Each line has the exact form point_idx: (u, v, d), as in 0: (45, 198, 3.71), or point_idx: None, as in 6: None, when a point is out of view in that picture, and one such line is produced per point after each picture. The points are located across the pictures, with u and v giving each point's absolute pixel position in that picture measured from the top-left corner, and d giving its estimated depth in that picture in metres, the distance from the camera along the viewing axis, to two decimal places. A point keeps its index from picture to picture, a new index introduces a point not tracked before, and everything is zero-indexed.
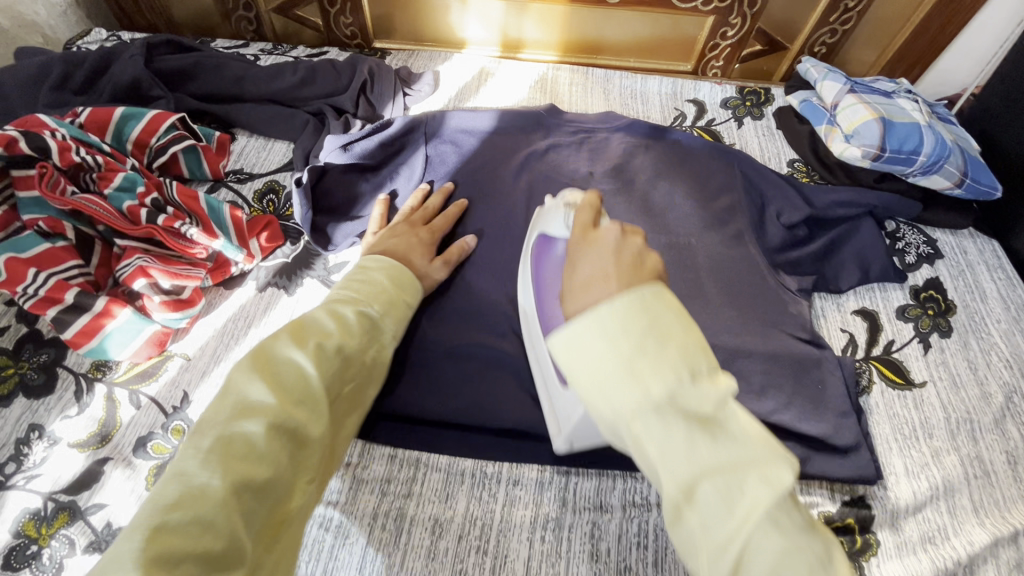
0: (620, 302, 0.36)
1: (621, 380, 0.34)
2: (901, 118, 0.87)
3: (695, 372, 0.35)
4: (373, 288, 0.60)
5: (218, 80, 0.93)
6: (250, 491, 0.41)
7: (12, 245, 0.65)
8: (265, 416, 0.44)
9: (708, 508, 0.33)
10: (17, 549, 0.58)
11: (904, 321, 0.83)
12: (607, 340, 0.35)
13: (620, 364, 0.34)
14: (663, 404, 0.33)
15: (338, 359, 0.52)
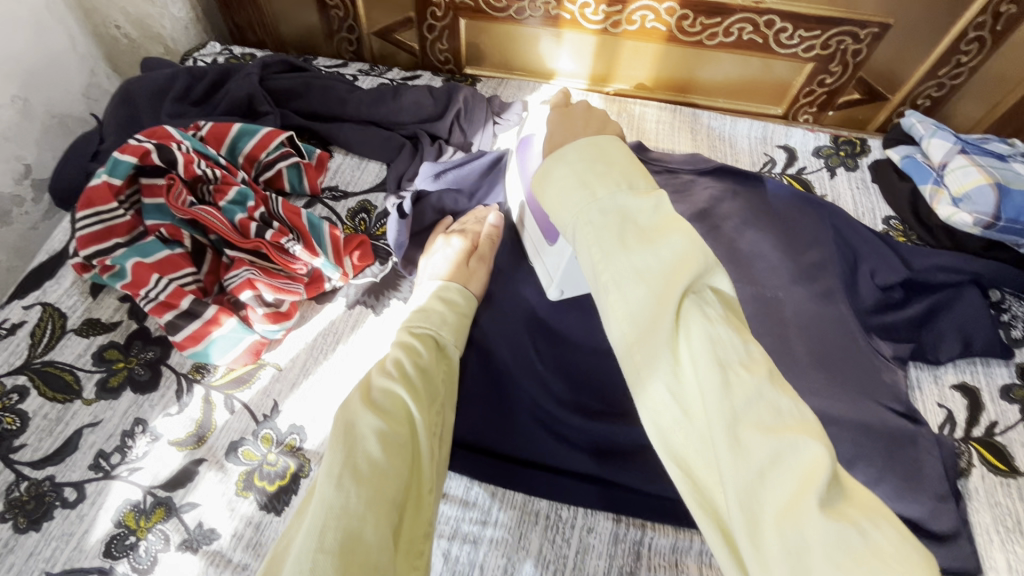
0: (581, 142, 0.49)
1: (579, 188, 0.46)
2: (1018, 185, 0.83)
3: (633, 186, 0.45)
4: (431, 315, 0.67)
5: (322, 100, 0.98)
6: (388, 504, 0.46)
7: (137, 250, 0.70)
8: (376, 427, 0.51)
9: (696, 367, 0.38)
10: (117, 538, 0.61)
11: (1009, 401, 0.78)
12: (583, 186, 0.46)
13: (580, 181, 0.46)
14: (609, 204, 0.44)
15: (422, 376, 0.59)
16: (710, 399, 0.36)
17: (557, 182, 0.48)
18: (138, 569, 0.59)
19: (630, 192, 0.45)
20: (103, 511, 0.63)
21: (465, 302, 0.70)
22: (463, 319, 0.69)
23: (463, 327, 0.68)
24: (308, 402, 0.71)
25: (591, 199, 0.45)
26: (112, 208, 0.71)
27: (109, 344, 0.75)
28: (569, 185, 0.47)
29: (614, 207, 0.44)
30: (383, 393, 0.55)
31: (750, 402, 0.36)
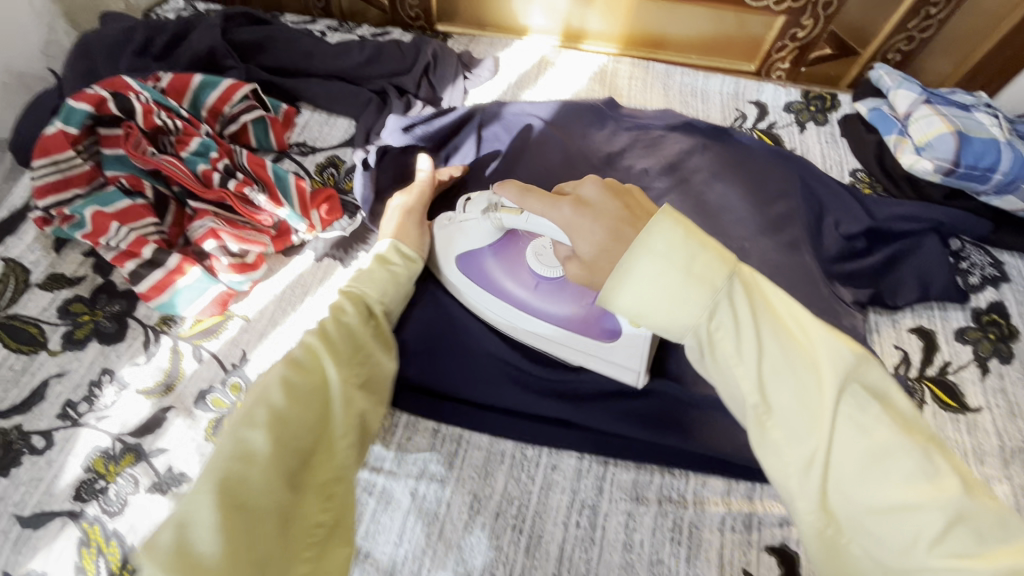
0: (664, 226, 0.42)
1: (692, 285, 0.42)
2: (978, 133, 0.85)
3: (740, 271, 0.43)
4: (364, 273, 0.67)
5: (288, 55, 0.96)
6: (286, 449, 0.47)
7: (97, 199, 0.70)
8: (283, 376, 0.51)
9: (788, 413, 0.41)
10: (86, 482, 0.62)
11: (963, 343, 0.80)
12: (678, 306, 0.42)
13: (683, 273, 0.42)
14: (734, 298, 0.42)
15: (342, 333, 0.59)
16: (855, 497, 0.39)
17: (643, 294, 0.43)
18: (108, 511, 0.60)
19: (749, 281, 0.43)
20: (72, 457, 0.63)
21: (403, 264, 0.70)
22: (400, 285, 0.68)
23: (399, 289, 0.68)
24: (277, 351, 0.72)
25: (700, 327, 0.42)
26: (70, 157, 0.70)
27: (74, 298, 0.74)
28: (666, 313, 0.43)
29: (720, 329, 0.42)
30: (302, 352, 0.55)
31: (871, 460, 0.38)
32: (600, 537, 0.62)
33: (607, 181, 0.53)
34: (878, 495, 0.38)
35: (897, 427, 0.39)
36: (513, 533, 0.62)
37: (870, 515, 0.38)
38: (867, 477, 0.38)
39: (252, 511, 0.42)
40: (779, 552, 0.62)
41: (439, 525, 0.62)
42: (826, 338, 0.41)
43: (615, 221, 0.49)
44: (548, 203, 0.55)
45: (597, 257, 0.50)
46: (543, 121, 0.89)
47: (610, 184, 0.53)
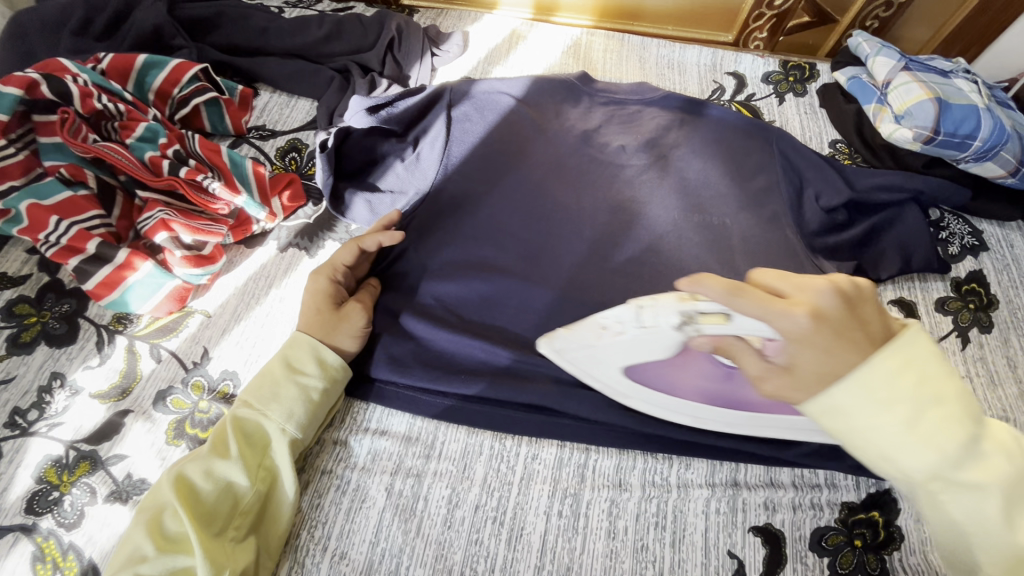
0: (878, 364, 0.39)
1: (919, 446, 0.39)
2: (957, 100, 0.83)
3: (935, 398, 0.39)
4: (265, 388, 0.61)
5: (242, 32, 0.91)
6: (174, 544, 0.52)
7: (34, 191, 0.65)
8: (135, 574, 0.50)
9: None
10: (40, 494, 0.58)
11: (943, 314, 0.80)
12: (927, 447, 0.39)
13: (905, 424, 0.39)
14: (953, 459, 0.39)
15: (216, 494, 0.55)
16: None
17: (851, 395, 0.40)
18: (64, 524, 0.57)
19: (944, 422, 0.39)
20: (23, 468, 0.60)
21: (316, 376, 0.62)
22: (312, 404, 0.61)
23: (309, 406, 0.61)
24: (241, 347, 0.68)
25: (934, 472, 0.39)
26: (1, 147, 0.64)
27: (18, 298, 0.69)
28: (895, 443, 0.40)
29: (954, 476, 0.40)
30: (170, 507, 0.54)
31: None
32: (583, 525, 0.61)
33: (837, 282, 0.43)
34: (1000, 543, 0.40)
35: None
36: (494, 525, 0.60)
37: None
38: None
39: None
40: (764, 531, 0.61)
41: (416, 521, 0.60)
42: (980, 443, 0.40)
43: (864, 340, 0.41)
44: (780, 309, 0.42)
45: (807, 369, 0.42)
46: (515, 99, 0.86)
47: (840, 286, 0.43)
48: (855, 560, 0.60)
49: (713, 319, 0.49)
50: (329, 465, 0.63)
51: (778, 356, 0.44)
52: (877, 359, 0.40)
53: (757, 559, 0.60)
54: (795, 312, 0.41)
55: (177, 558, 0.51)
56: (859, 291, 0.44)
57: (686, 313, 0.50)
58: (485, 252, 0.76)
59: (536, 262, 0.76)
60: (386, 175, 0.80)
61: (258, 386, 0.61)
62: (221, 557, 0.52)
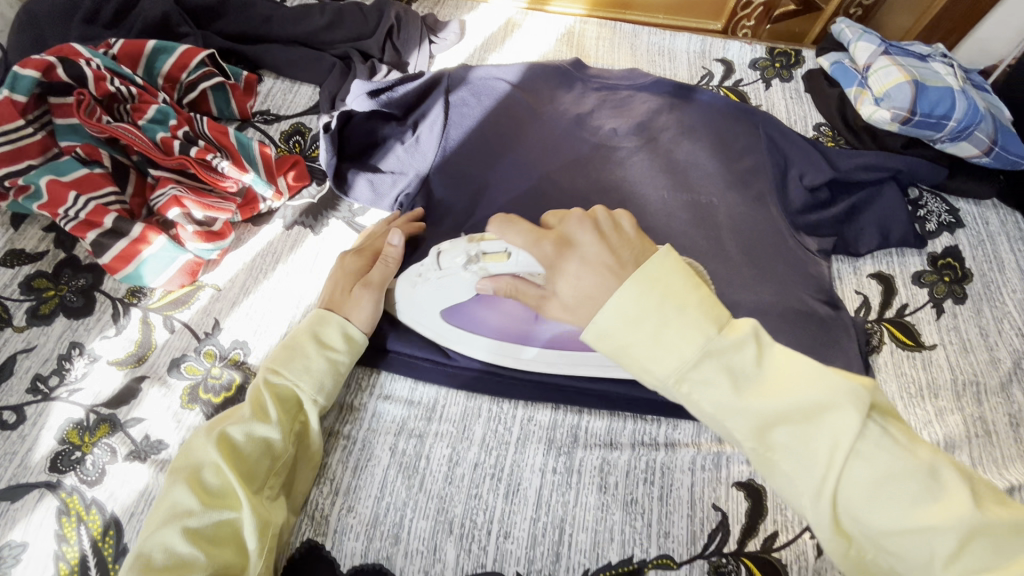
0: (629, 287, 0.43)
1: (656, 351, 0.43)
2: (934, 82, 0.86)
3: (718, 325, 0.43)
4: (297, 358, 0.63)
5: (246, 20, 0.93)
6: (217, 499, 0.54)
7: (52, 168, 0.68)
8: (182, 527, 0.52)
9: (788, 447, 0.42)
10: (62, 454, 0.62)
11: (919, 287, 0.83)
12: (665, 351, 0.43)
13: (654, 330, 0.43)
14: (699, 360, 0.42)
15: (256, 453, 0.57)
16: (868, 521, 0.40)
17: (613, 312, 0.44)
18: (86, 481, 0.60)
19: (722, 333, 0.43)
20: (45, 430, 0.63)
21: (346, 351, 0.65)
22: (339, 376, 0.65)
23: (337, 380, 0.64)
24: (250, 318, 0.71)
25: (691, 368, 0.43)
26: (20, 126, 0.68)
27: (37, 273, 0.73)
28: (644, 347, 0.43)
29: (718, 361, 0.43)
30: (210, 465, 0.55)
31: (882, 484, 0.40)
32: (576, 481, 0.64)
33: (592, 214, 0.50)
34: (806, 471, 0.41)
35: (904, 451, 0.40)
36: (492, 481, 0.64)
37: (884, 535, 0.40)
38: (878, 498, 0.40)
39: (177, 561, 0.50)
40: (746, 486, 0.65)
41: (420, 478, 0.64)
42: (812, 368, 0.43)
43: (602, 264, 0.46)
44: (537, 239, 0.51)
45: (571, 293, 0.48)
46: (510, 84, 0.89)
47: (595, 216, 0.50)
48: None
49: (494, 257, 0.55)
50: (337, 427, 0.67)
51: (550, 284, 0.51)
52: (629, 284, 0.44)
53: (740, 511, 0.64)
54: (542, 242, 0.50)
55: (222, 513, 0.53)
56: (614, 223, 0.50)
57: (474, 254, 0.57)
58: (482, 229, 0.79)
59: None
60: (386, 157, 0.83)
61: (286, 353, 0.64)
62: (265, 513, 0.55)
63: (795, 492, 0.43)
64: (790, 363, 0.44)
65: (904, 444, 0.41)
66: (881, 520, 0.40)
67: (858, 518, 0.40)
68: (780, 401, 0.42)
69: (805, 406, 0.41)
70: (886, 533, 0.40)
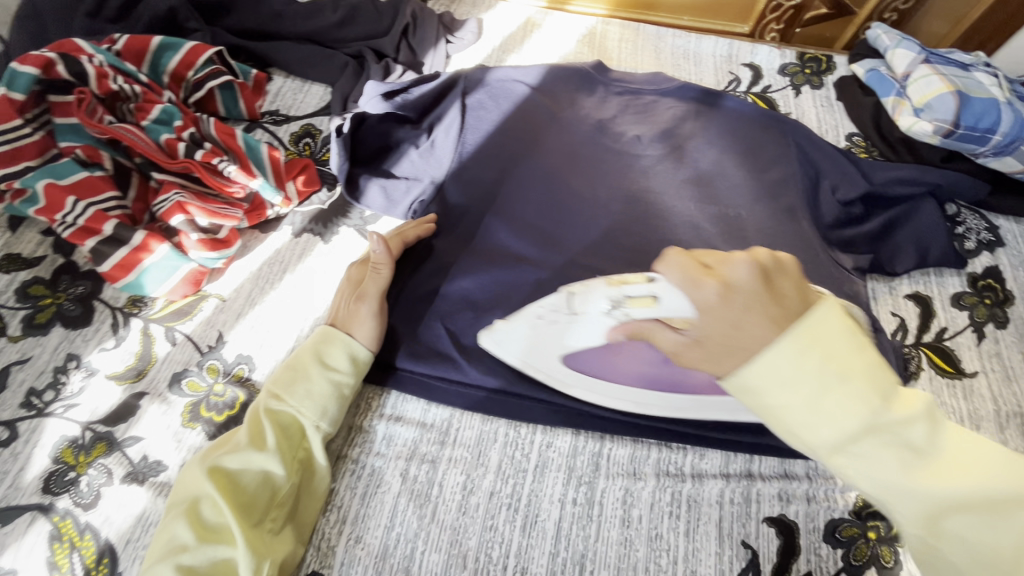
0: (786, 344, 0.37)
1: (811, 417, 0.37)
2: (978, 93, 0.82)
3: (886, 397, 0.37)
4: (299, 382, 0.60)
5: (256, 16, 0.90)
6: (213, 534, 0.52)
7: (51, 171, 0.65)
8: (176, 563, 0.49)
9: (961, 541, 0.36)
10: (56, 474, 0.59)
11: (958, 309, 0.79)
12: (821, 419, 0.37)
13: (816, 389, 0.36)
14: (859, 435, 0.37)
15: (254, 484, 0.54)
16: None
17: (763, 372, 0.38)
18: (81, 504, 0.57)
19: (892, 409, 0.36)
20: (39, 448, 0.60)
21: (349, 373, 0.61)
22: (343, 400, 0.61)
23: (342, 404, 0.61)
24: (255, 331, 0.68)
25: (851, 442, 0.37)
26: (17, 126, 0.64)
27: (33, 279, 0.69)
28: (798, 414, 0.37)
29: (882, 439, 0.36)
30: (207, 498, 0.53)
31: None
32: (597, 513, 0.61)
33: (755, 256, 0.41)
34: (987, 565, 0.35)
35: None
36: (508, 512, 0.60)
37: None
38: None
39: None
40: (778, 522, 0.61)
41: (431, 507, 0.60)
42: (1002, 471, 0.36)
43: (767, 314, 0.39)
44: (693, 282, 0.41)
45: (719, 342, 0.40)
46: (529, 87, 0.85)
47: (761, 261, 0.41)
48: (869, 552, 0.60)
49: (641, 302, 0.50)
50: (344, 450, 0.63)
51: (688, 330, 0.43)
52: (788, 338, 0.37)
53: (771, 550, 0.60)
54: (703, 284, 0.41)
55: (218, 548, 0.51)
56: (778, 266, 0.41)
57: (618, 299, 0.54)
58: (499, 240, 0.75)
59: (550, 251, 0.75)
60: (401, 162, 0.79)
61: (287, 379, 0.60)
62: (261, 547, 0.52)
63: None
64: (964, 437, 0.38)
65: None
66: None
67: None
68: (960, 488, 0.35)
69: (990, 495, 0.35)
70: None
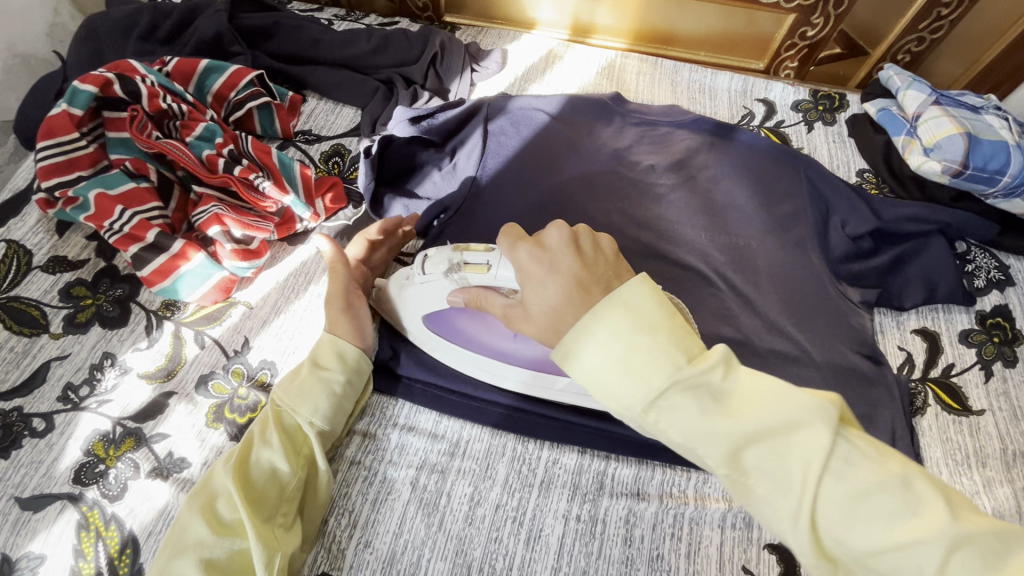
0: (602, 310, 0.40)
1: (623, 379, 0.39)
2: (988, 135, 0.84)
3: (689, 355, 0.39)
4: (298, 384, 0.62)
5: (295, 42, 0.96)
6: (226, 530, 0.54)
7: (102, 181, 0.70)
8: (198, 556, 0.52)
9: (759, 471, 0.38)
10: (86, 466, 0.62)
11: (967, 346, 0.80)
12: (636, 377, 0.38)
13: (619, 357, 0.39)
14: (665, 391, 0.38)
15: (264, 481, 0.57)
16: (851, 544, 0.36)
17: (591, 346, 0.40)
18: (108, 496, 0.60)
19: (689, 363, 0.38)
20: (72, 440, 0.63)
21: (339, 371, 0.63)
22: (337, 398, 0.62)
23: (335, 399, 0.62)
24: (279, 339, 0.71)
25: (657, 399, 0.38)
26: (74, 139, 0.70)
27: (76, 280, 0.73)
28: (616, 376, 0.39)
29: (687, 392, 0.38)
30: (223, 494, 0.56)
31: (861, 496, 0.36)
32: (600, 532, 0.62)
33: (574, 230, 0.46)
34: (786, 501, 0.37)
35: (878, 464, 0.37)
36: (513, 525, 0.62)
37: (871, 556, 0.35)
38: (854, 516, 0.36)
39: None
40: (779, 550, 0.62)
41: (439, 515, 0.62)
42: (779, 387, 0.39)
43: (574, 279, 0.43)
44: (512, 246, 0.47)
45: (537, 305, 0.45)
46: (549, 115, 0.89)
47: (577, 234, 0.46)
48: None
49: (476, 269, 0.53)
50: (358, 456, 0.66)
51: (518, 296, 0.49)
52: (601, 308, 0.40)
53: None
54: (522, 252, 0.46)
55: (234, 541, 0.53)
56: (600, 249, 0.46)
57: (456, 261, 0.54)
58: None
59: None
60: (423, 182, 0.84)
61: (289, 383, 0.63)
62: (271, 540, 0.54)
63: (773, 514, 0.38)
64: (759, 379, 0.39)
65: (874, 459, 0.37)
66: (862, 543, 0.36)
67: (843, 541, 0.36)
68: (750, 423, 0.37)
69: (774, 426, 0.37)
70: None
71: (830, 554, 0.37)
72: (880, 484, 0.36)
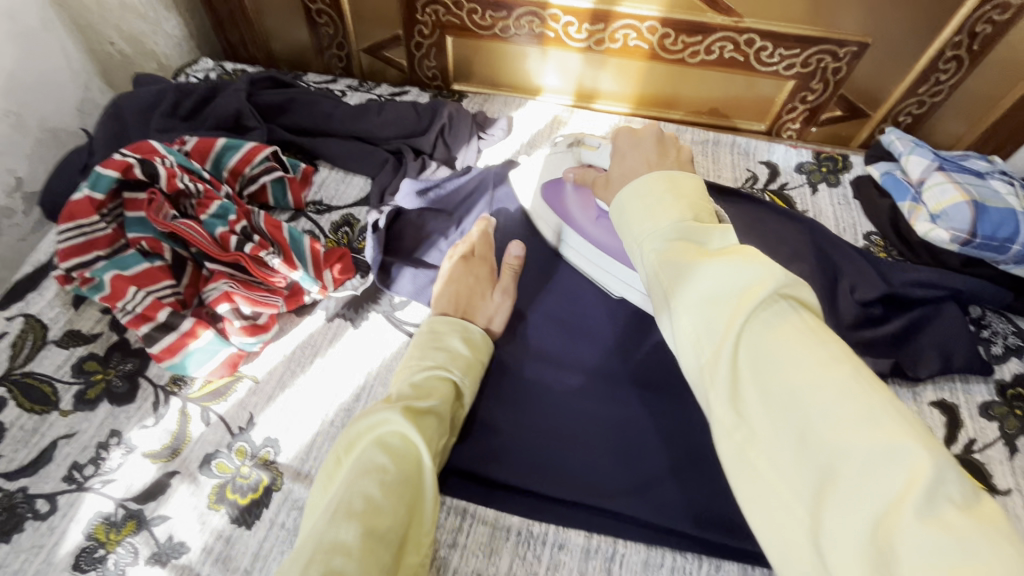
0: (651, 176, 0.52)
1: (643, 219, 0.50)
2: (995, 203, 0.85)
3: (696, 217, 0.48)
4: (454, 356, 0.65)
5: (309, 116, 1.00)
6: (403, 459, 0.52)
7: (116, 263, 0.72)
8: (380, 480, 0.49)
9: (702, 306, 0.43)
10: (86, 550, 0.61)
11: (988, 420, 0.77)
12: (651, 218, 0.49)
13: (646, 206, 0.50)
14: (668, 229, 0.48)
15: (430, 433, 0.57)
16: (770, 405, 0.38)
17: (630, 195, 0.52)
18: None
19: (693, 219, 0.48)
20: (74, 523, 0.63)
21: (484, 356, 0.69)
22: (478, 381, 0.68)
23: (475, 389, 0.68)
24: (284, 415, 0.71)
25: (660, 235, 0.48)
26: (94, 221, 0.72)
27: (88, 355, 0.75)
28: (637, 215, 0.51)
29: (682, 236, 0.47)
30: (396, 433, 0.54)
31: (805, 369, 0.37)
32: None
33: (661, 131, 0.64)
34: (713, 330, 0.41)
35: (829, 346, 0.38)
36: None
37: (796, 437, 0.36)
38: (791, 393, 0.37)
39: (370, 515, 0.47)
40: None
41: None
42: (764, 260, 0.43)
43: (646, 156, 0.62)
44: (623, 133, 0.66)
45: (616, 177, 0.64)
46: None
47: (665, 135, 0.63)
48: None
49: (589, 147, 0.81)
50: None
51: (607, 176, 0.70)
52: (656, 180, 0.52)
53: None
54: (619, 135, 0.66)
55: (413, 473, 0.52)
56: (676, 152, 0.60)
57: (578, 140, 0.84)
58: (522, 332, 0.78)
59: (572, 342, 0.78)
60: (430, 251, 0.84)
61: (446, 355, 0.65)
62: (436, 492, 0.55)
63: (696, 361, 0.43)
64: (748, 258, 0.44)
65: (822, 335, 0.39)
66: (782, 406, 0.37)
67: (770, 405, 0.38)
68: (720, 264, 0.42)
69: (735, 277, 0.42)
70: (821, 479, 0.35)
71: (747, 414, 0.39)
72: (818, 363, 0.37)
